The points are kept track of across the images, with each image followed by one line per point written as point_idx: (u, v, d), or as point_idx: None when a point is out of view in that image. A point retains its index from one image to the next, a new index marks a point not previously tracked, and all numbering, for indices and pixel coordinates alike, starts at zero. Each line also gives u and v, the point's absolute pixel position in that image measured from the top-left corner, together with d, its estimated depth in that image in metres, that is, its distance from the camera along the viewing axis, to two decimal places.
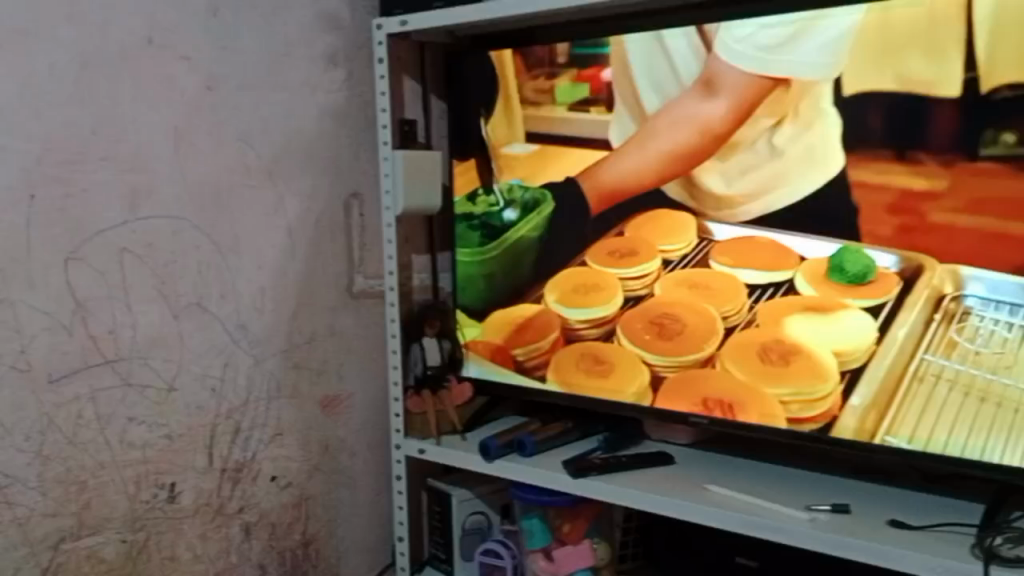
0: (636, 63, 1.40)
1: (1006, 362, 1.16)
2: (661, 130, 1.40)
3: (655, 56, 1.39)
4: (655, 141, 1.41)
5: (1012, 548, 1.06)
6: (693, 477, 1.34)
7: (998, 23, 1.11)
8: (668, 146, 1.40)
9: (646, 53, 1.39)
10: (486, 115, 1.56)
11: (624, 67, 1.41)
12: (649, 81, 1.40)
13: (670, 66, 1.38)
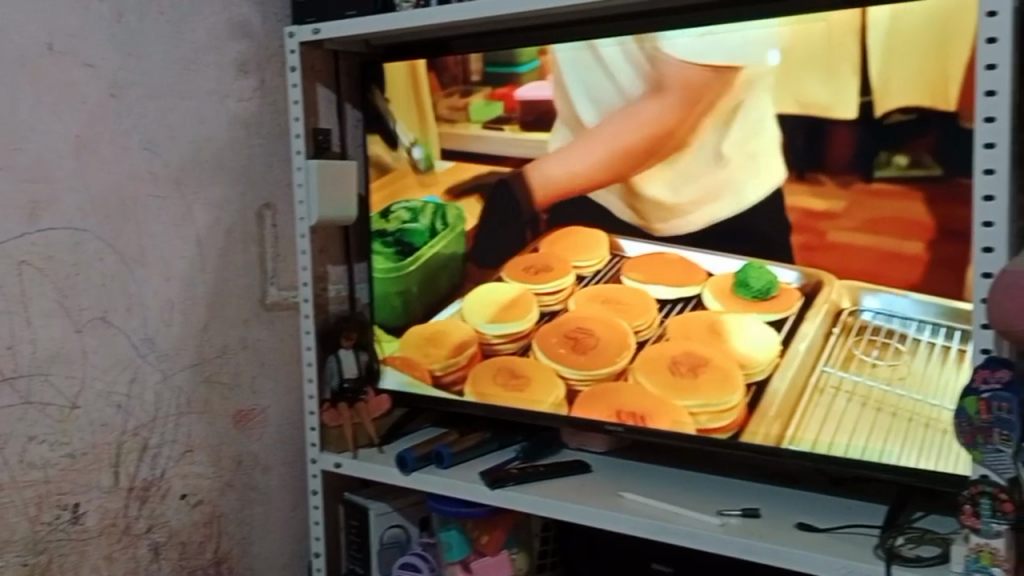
0: (570, 75, 1.42)
1: (898, 371, 1.20)
2: (592, 141, 1.41)
3: (589, 65, 1.40)
4: (585, 152, 1.42)
5: (912, 548, 1.12)
6: (608, 485, 1.37)
7: (887, 50, 1.18)
8: (600, 157, 1.41)
9: (580, 64, 1.41)
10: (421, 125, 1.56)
11: (557, 77, 1.43)
12: (583, 90, 1.41)
13: (606, 74, 1.39)
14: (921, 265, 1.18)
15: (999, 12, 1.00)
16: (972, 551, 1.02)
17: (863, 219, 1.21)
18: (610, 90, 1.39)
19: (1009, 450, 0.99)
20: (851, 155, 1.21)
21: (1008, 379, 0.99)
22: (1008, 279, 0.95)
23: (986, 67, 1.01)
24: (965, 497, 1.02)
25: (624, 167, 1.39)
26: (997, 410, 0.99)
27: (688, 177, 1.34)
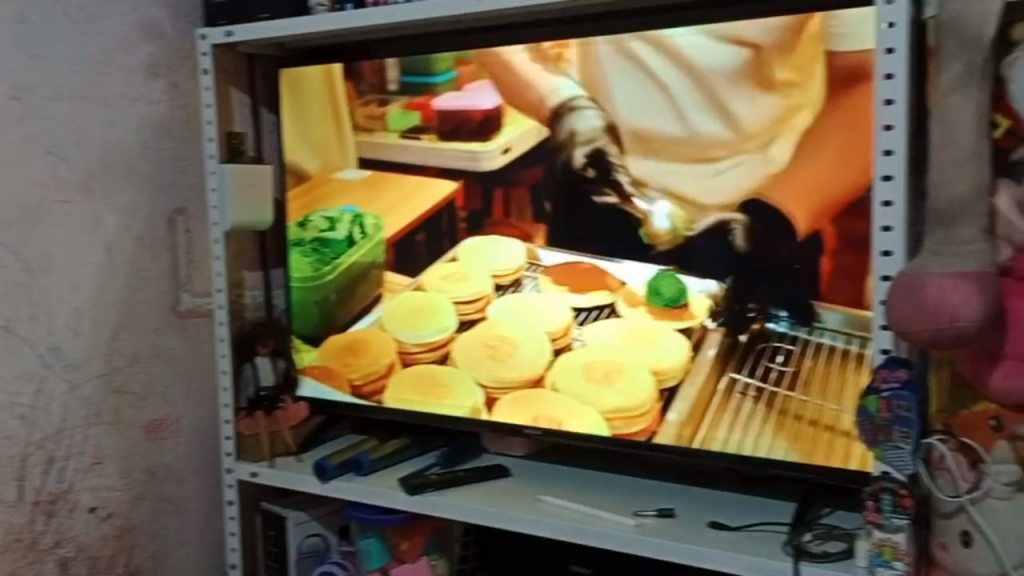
0: (607, 68, 1.34)
1: (800, 373, 1.24)
2: (628, 143, 1.34)
3: (623, 60, 1.33)
4: (621, 155, 1.34)
5: (819, 544, 1.16)
6: (526, 488, 1.38)
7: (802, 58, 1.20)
8: (637, 160, 1.33)
9: (615, 56, 1.33)
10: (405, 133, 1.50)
11: (592, 71, 1.35)
12: (621, 84, 1.33)
13: (646, 69, 1.32)
14: (820, 274, 1.23)
15: (897, 24, 1.04)
16: (875, 546, 1.06)
17: (767, 229, 1.25)
18: (650, 84, 1.31)
19: (908, 447, 1.03)
20: (847, 155, 1.19)
21: (906, 378, 1.03)
22: (906, 279, 0.99)
23: (883, 76, 1.05)
24: (868, 493, 1.06)
25: (661, 171, 1.32)
26: (896, 408, 1.03)
27: (744, 185, 1.26)
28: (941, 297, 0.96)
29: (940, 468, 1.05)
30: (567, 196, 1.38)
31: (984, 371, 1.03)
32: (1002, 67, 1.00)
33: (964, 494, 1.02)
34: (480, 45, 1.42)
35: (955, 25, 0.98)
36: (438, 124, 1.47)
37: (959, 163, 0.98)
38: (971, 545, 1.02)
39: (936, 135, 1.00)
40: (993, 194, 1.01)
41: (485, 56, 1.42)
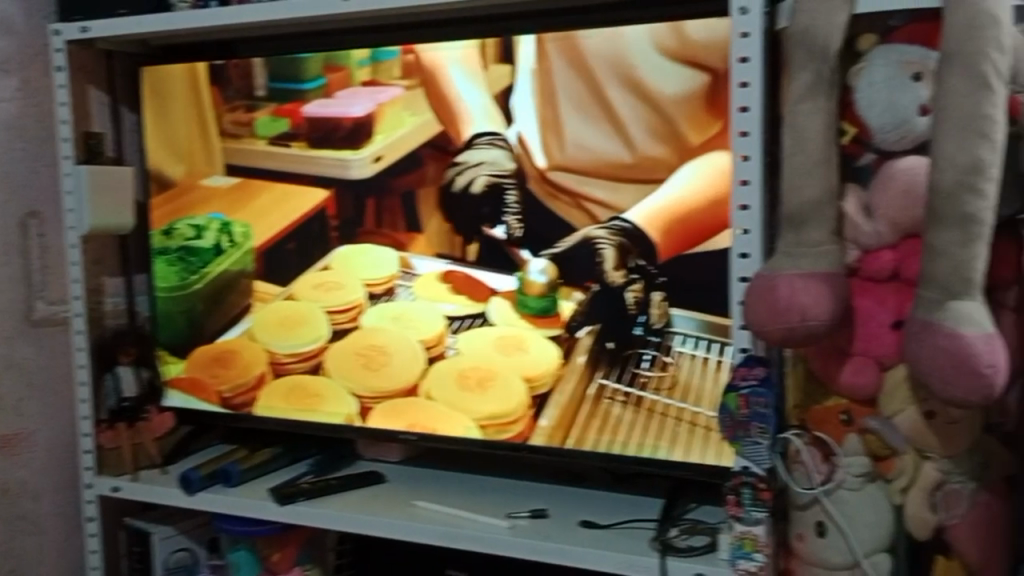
0: (543, 68, 1.31)
1: (665, 377, 1.27)
2: (570, 148, 1.31)
3: (566, 58, 1.30)
4: (563, 164, 1.31)
5: (685, 539, 1.19)
6: (401, 494, 1.37)
7: (719, 65, 1.22)
8: (582, 171, 1.30)
9: (558, 56, 1.30)
10: (297, 138, 1.45)
11: (534, 70, 1.31)
12: (560, 84, 1.31)
13: (588, 68, 1.29)
14: (684, 279, 1.27)
15: (751, 33, 1.08)
16: (736, 539, 1.09)
17: (632, 243, 1.28)
18: (588, 84, 1.29)
19: (765, 441, 1.07)
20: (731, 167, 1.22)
21: (763, 375, 1.08)
22: (759, 282, 1.04)
23: (740, 84, 1.09)
24: (729, 488, 1.09)
25: (588, 175, 1.30)
26: (754, 405, 1.07)
27: (664, 192, 1.26)
28: (792, 297, 1.00)
29: (796, 461, 1.09)
30: (437, 205, 1.38)
31: (835, 366, 1.07)
32: (848, 76, 1.05)
33: (817, 487, 1.07)
34: (351, 47, 1.40)
35: (804, 36, 1.02)
36: (309, 129, 1.44)
37: (809, 168, 1.02)
38: (825, 534, 1.07)
39: (789, 142, 1.04)
40: (840, 198, 1.06)
41: (358, 59, 1.40)
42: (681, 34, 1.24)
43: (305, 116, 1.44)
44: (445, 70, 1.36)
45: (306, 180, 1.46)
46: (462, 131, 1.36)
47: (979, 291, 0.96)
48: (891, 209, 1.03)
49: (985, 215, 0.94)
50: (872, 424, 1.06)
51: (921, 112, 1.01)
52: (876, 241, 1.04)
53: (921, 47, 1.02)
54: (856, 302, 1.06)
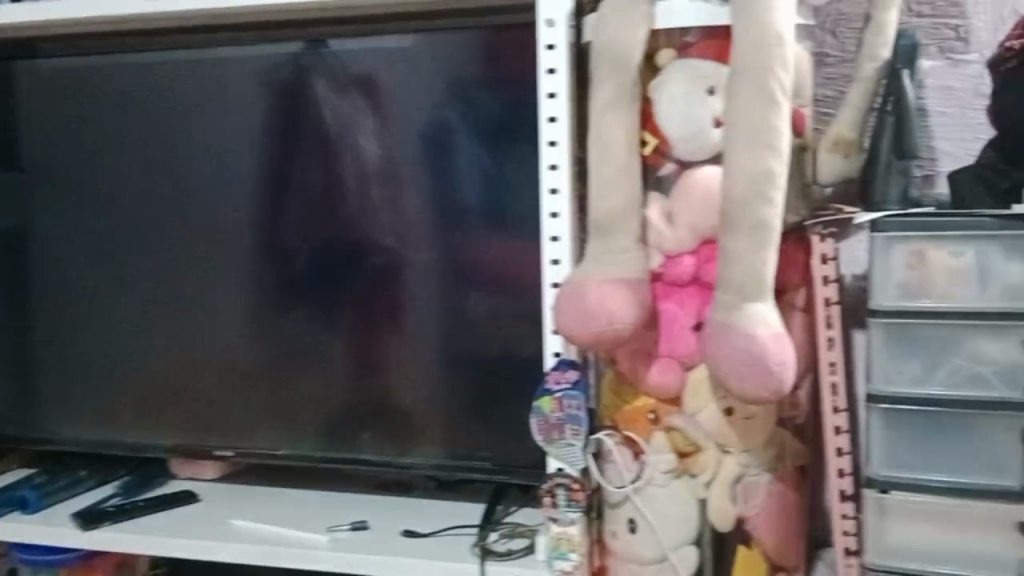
0: (355, 74, 1.31)
1: (478, 381, 1.30)
2: (384, 156, 1.30)
3: (379, 65, 1.30)
4: (377, 172, 1.31)
5: (505, 543, 1.21)
6: (217, 512, 1.33)
7: (519, 73, 1.25)
8: (399, 181, 1.30)
9: (369, 62, 1.30)
10: (99, 142, 1.41)
11: (348, 75, 1.31)
12: (373, 92, 1.30)
13: (399, 75, 1.29)
14: (500, 288, 1.28)
15: (557, 46, 1.11)
16: (552, 540, 1.12)
17: (444, 255, 1.29)
18: (401, 92, 1.29)
19: (578, 442, 1.12)
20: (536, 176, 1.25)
21: (575, 378, 1.12)
22: (569, 288, 1.07)
23: (548, 95, 1.12)
24: (545, 490, 1.13)
25: (403, 183, 1.30)
26: (568, 406, 1.12)
27: (478, 201, 1.28)
28: (600, 302, 1.04)
29: (607, 460, 1.13)
30: (253, 215, 1.36)
31: (642, 366, 1.11)
32: (648, 90, 1.09)
33: (627, 485, 1.11)
34: (161, 51, 1.38)
35: (607, 50, 1.06)
36: (120, 136, 1.40)
37: (612, 178, 1.06)
38: (636, 530, 1.11)
39: (595, 152, 1.07)
40: (643, 206, 1.09)
41: (168, 63, 1.38)
42: (494, 46, 1.25)
43: (116, 124, 1.40)
44: (256, 76, 1.34)
45: (107, 184, 1.41)
46: (271, 136, 1.34)
47: (768, 293, 1.02)
48: (689, 214, 1.07)
49: (774, 221, 1.00)
50: (678, 421, 1.10)
51: (715, 124, 1.06)
52: (679, 247, 1.09)
53: (713, 62, 1.07)
54: (659, 305, 1.11)
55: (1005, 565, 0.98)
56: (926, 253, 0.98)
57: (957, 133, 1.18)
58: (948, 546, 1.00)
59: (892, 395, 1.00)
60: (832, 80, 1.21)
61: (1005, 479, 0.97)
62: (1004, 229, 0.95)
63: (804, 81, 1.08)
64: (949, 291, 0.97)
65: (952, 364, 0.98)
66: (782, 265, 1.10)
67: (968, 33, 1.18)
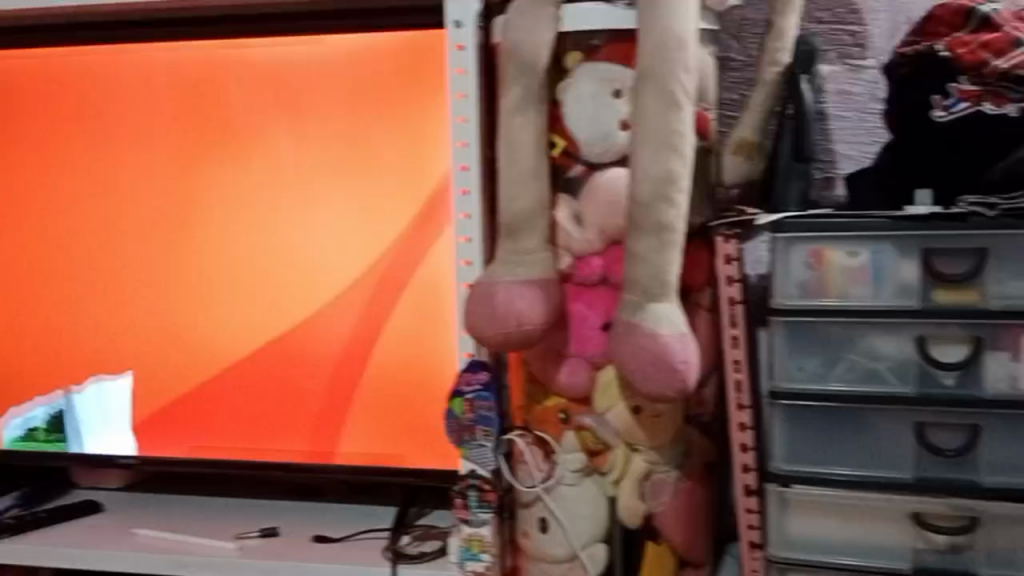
0: (265, 72, 1.30)
1: (391, 385, 1.29)
2: (294, 155, 1.30)
3: (288, 64, 1.30)
4: (288, 172, 1.31)
5: (416, 545, 1.20)
6: (121, 521, 1.30)
7: (430, 72, 1.26)
8: (309, 180, 1.30)
9: (279, 61, 1.30)
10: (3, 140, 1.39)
11: (259, 73, 1.30)
12: (283, 91, 1.30)
13: (310, 74, 1.29)
14: (412, 288, 1.28)
15: (466, 47, 1.11)
16: (464, 541, 1.12)
17: (355, 255, 1.29)
18: (312, 91, 1.29)
19: (490, 443, 1.13)
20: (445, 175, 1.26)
21: (487, 380, 1.13)
22: (479, 289, 1.07)
23: (457, 95, 1.12)
24: (457, 492, 1.13)
25: (313, 183, 1.30)
26: (479, 408, 1.12)
27: (391, 201, 1.28)
28: (509, 304, 1.04)
29: (519, 461, 1.14)
30: (168, 216, 1.35)
31: (552, 367, 1.12)
32: (555, 91, 1.10)
33: (538, 484, 1.12)
34: (69, 48, 1.35)
35: (515, 51, 1.06)
36: (24, 134, 1.38)
37: (521, 180, 1.06)
38: (548, 530, 1.12)
39: (504, 153, 1.07)
40: (552, 208, 1.10)
41: (77, 61, 1.36)
42: (409, 46, 1.26)
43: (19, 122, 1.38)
44: (163, 72, 1.33)
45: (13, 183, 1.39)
46: (179, 133, 1.33)
47: (673, 293, 1.03)
48: (598, 216, 1.08)
49: (677, 223, 1.02)
50: (587, 420, 1.11)
51: (622, 126, 1.07)
52: (587, 248, 1.10)
53: (620, 65, 1.08)
54: (568, 306, 1.11)
55: (898, 555, 1.02)
56: (823, 254, 1.00)
57: (856, 138, 1.22)
58: (844, 538, 1.04)
59: (792, 391, 1.02)
60: (736, 84, 1.24)
61: (899, 472, 1.01)
62: (898, 231, 0.97)
63: (708, 84, 1.11)
64: (846, 290, 1.00)
65: (848, 362, 1.02)
66: (687, 265, 1.12)
67: (866, 40, 1.22)
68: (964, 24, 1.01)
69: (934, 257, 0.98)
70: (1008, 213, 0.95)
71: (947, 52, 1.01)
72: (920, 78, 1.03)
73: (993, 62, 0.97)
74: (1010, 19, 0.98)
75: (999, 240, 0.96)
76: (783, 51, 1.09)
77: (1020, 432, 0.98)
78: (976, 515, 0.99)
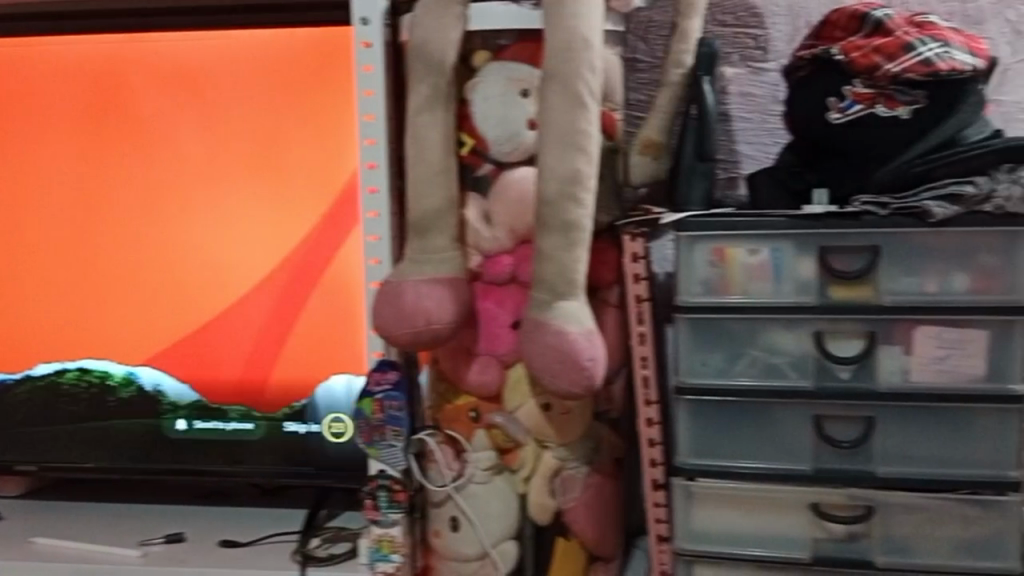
0: (168, 66, 1.28)
1: (302, 385, 1.28)
2: (199, 150, 1.28)
3: (192, 57, 1.27)
4: (193, 168, 1.28)
5: (326, 548, 1.19)
6: (18, 530, 1.25)
7: (337, 67, 1.25)
8: (214, 176, 1.28)
9: (182, 54, 1.27)
10: None
11: (162, 67, 1.28)
12: (187, 86, 1.27)
13: (215, 68, 1.27)
14: (322, 287, 1.26)
15: (373, 45, 1.11)
16: (374, 541, 1.11)
17: (263, 253, 1.27)
18: (216, 86, 1.27)
19: (400, 443, 1.12)
20: (353, 171, 1.25)
21: (396, 379, 1.12)
22: (387, 288, 1.06)
23: (364, 92, 1.11)
24: (366, 492, 1.12)
25: (220, 179, 1.28)
26: (388, 408, 1.11)
27: (299, 197, 1.26)
28: (417, 303, 1.04)
29: (429, 460, 1.14)
30: (72, 213, 1.31)
31: (462, 366, 1.12)
32: (463, 91, 1.10)
33: (448, 483, 1.12)
34: None
35: (421, 49, 1.06)
36: None
37: (429, 178, 1.06)
38: (458, 528, 1.12)
39: (411, 151, 1.07)
40: (460, 206, 1.10)
41: None
42: (316, 40, 1.25)
43: None
44: (62, 64, 1.29)
45: None
46: (79, 128, 1.30)
47: (581, 291, 1.04)
48: (506, 215, 1.09)
49: (584, 221, 1.03)
50: (497, 419, 1.11)
51: (529, 126, 1.08)
52: (496, 247, 1.10)
53: (527, 66, 1.09)
54: (478, 305, 1.12)
55: (799, 545, 1.05)
56: (725, 253, 1.02)
57: (758, 138, 1.25)
58: (748, 530, 1.06)
59: (696, 387, 1.04)
60: (644, 85, 1.27)
61: (798, 463, 1.04)
62: (796, 230, 1.00)
63: (615, 85, 1.12)
64: (747, 287, 1.02)
65: (750, 357, 1.04)
66: (595, 264, 1.13)
67: (767, 43, 1.25)
68: (858, 29, 1.05)
69: (830, 254, 1.01)
70: (899, 211, 0.98)
71: (841, 55, 1.03)
72: (817, 80, 1.07)
73: (884, 66, 0.99)
74: (901, 24, 1.02)
75: (890, 238, 0.99)
76: (687, 54, 1.12)
77: (912, 423, 1.02)
78: (871, 504, 1.02)
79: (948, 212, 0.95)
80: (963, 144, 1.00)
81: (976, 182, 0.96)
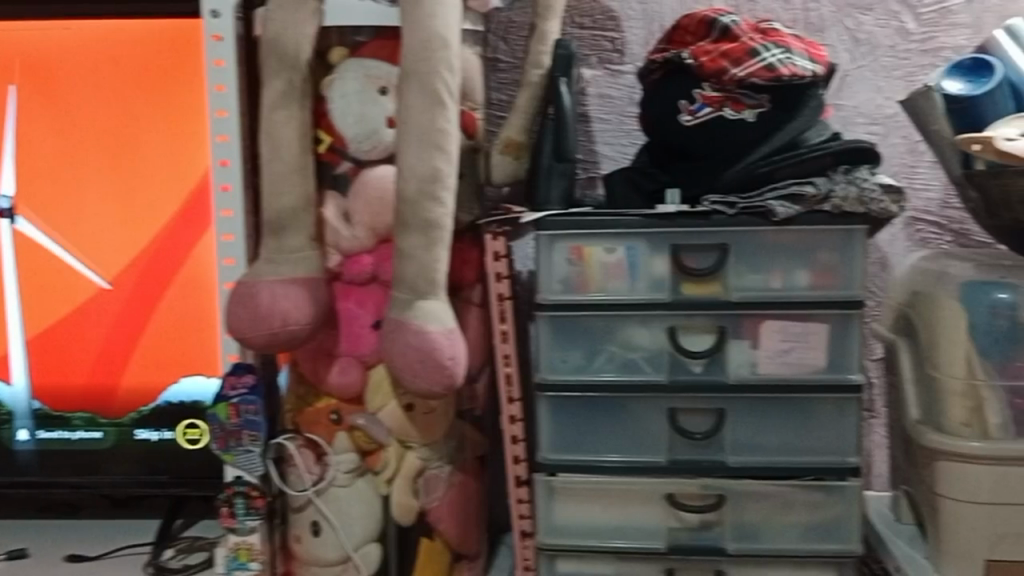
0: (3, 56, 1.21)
1: (154, 389, 1.23)
2: (38, 144, 1.21)
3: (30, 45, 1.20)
4: (32, 163, 1.21)
5: (180, 559, 1.15)
6: None
7: (185, 58, 1.20)
8: (55, 171, 1.21)
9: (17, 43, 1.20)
10: None
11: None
12: (25, 78, 1.21)
13: (55, 57, 1.20)
14: (174, 286, 1.22)
15: (224, 38, 1.07)
16: (231, 550, 1.09)
17: (110, 251, 1.22)
18: (57, 77, 1.21)
19: (257, 449, 1.09)
20: (204, 167, 1.20)
21: (252, 383, 1.09)
22: (241, 289, 1.03)
23: (215, 87, 1.08)
24: (222, 500, 1.09)
25: (61, 175, 1.21)
26: (244, 412, 1.08)
27: (147, 194, 1.21)
28: (273, 303, 1.01)
29: (289, 465, 1.11)
30: None
31: (323, 367, 1.10)
32: (319, 87, 1.08)
33: (309, 488, 1.10)
34: None
35: (275, 44, 1.03)
36: None
37: (285, 175, 1.04)
38: (320, 532, 1.10)
39: (266, 148, 1.04)
40: (318, 205, 1.08)
41: None
42: (162, 30, 1.19)
43: None
44: None
45: None
46: None
47: (441, 290, 1.04)
48: (365, 214, 1.08)
49: (443, 220, 1.02)
50: (359, 421, 1.10)
51: (388, 124, 1.07)
52: (356, 246, 1.09)
53: (385, 63, 1.08)
54: (338, 305, 1.10)
55: (656, 535, 1.08)
56: (583, 251, 1.04)
57: (615, 139, 1.29)
58: (607, 522, 1.08)
59: (557, 384, 1.06)
60: (505, 85, 1.28)
61: (654, 455, 1.07)
62: (650, 228, 1.03)
63: (474, 85, 1.13)
64: (605, 285, 1.04)
65: (607, 353, 1.06)
66: (457, 263, 1.13)
67: (623, 46, 1.28)
68: (707, 34, 1.09)
69: (682, 252, 1.04)
70: (746, 211, 1.02)
71: (691, 59, 1.06)
72: (670, 83, 1.09)
73: (732, 69, 1.02)
74: (747, 30, 1.06)
75: (737, 237, 1.03)
76: (545, 55, 1.14)
77: (759, 414, 1.06)
78: (722, 493, 1.06)
79: (790, 211, 0.99)
80: (805, 146, 1.05)
81: (816, 183, 1.01)
